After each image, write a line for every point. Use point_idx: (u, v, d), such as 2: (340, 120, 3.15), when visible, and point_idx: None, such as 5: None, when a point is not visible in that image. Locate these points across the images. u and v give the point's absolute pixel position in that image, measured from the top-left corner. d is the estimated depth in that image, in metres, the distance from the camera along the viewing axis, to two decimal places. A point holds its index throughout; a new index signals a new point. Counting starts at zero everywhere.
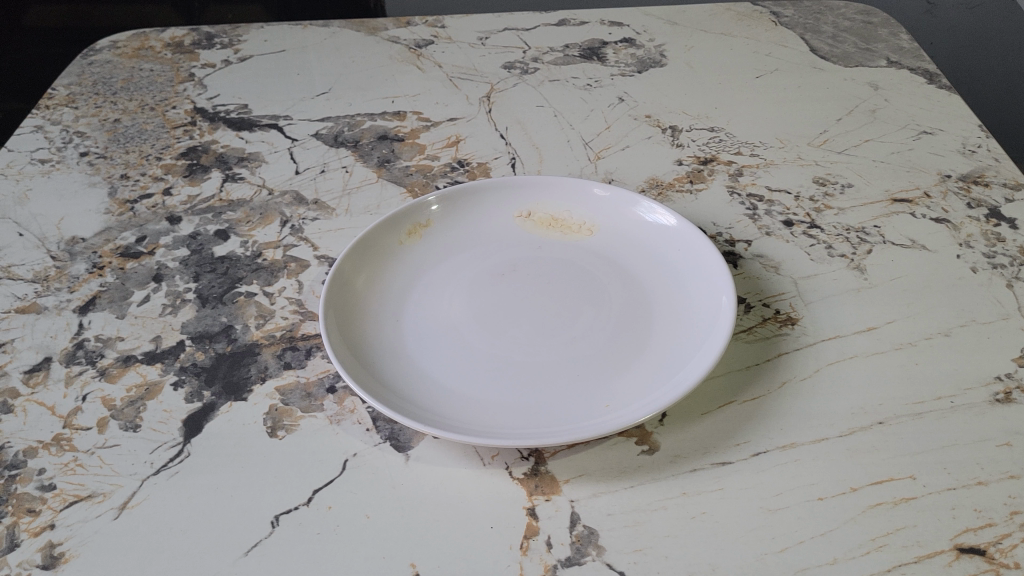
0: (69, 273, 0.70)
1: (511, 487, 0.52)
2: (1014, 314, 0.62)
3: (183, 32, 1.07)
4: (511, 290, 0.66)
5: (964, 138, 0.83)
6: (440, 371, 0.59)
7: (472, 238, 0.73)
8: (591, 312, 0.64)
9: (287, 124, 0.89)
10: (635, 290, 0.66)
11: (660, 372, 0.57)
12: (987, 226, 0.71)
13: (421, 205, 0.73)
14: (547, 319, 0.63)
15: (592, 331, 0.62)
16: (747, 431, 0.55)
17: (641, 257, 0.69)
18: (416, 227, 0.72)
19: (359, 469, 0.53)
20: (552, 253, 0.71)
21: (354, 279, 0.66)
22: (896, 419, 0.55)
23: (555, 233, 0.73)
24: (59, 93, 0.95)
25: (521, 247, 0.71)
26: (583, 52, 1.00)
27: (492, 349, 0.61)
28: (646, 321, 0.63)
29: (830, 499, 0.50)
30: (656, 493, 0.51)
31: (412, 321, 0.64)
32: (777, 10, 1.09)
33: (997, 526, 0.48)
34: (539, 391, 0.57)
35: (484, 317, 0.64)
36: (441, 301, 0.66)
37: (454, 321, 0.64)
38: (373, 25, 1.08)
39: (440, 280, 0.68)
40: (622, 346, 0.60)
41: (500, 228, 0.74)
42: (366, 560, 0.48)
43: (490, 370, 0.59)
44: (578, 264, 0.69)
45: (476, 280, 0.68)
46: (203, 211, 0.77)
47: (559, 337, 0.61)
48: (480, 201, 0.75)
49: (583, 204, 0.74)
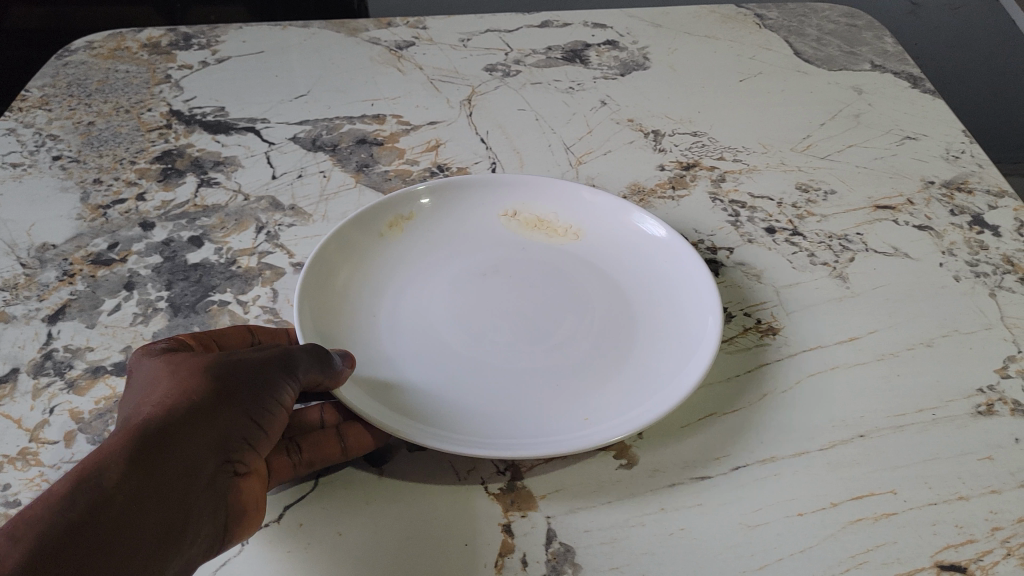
0: (38, 281, 0.69)
1: (486, 503, 0.51)
2: (997, 325, 0.62)
3: (160, 33, 1.06)
4: (494, 292, 0.66)
5: (948, 143, 0.83)
6: (421, 372, 0.58)
7: (456, 236, 0.72)
8: (573, 322, 0.63)
9: (265, 127, 0.87)
10: (619, 301, 0.65)
11: (641, 389, 0.56)
12: (970, 233, 0.71)
13: (408, 198, 0.72)
14: (530, 327, 0.62)
15: (574, 343, 0.61)
16: (726, 445, 0.54)
17: (625, 265, 0.68)
18: (398, 220, 0.71)
19: (332, 485, 0.52)
20: (536, 257, 0.70)
21: (335, 273, 0.64)
22: (878, 432, 0.54)
23: (540, 235, 0.72)
24: (32, 95, 0.93)
25: (505, 249, 0.71)
26: (566, 54, 0.99)
27: (473, 352, 0.60)
28: (629, 335, 0.61)
29: (810, 514, 0.49)
30: (634, 509, 0.50)
31: (393, 319, 0.63)
32: (761, 12, 1.08)
33: (978, 542, 0.48)
34: (520, 400, 0.56)
35: (465, 318, 0.63)
36: (422, 301, 0.65)
37: (436, 320, 0.63)
38: (354, 26, 1.06)
39: (424, 278, 0.67)
40: (605, 361, 0.59)
41: (485, 227, 0.73)
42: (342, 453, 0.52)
43: (471, 374, 0.58)
44: (562, 270, 0.68)
45: (460, 279, 0.67)
46: (177, 217, 0.76)
47: (540, 346, 0.60)
48: (467, 197, 0.74)
49: (570, 206, 0.73)
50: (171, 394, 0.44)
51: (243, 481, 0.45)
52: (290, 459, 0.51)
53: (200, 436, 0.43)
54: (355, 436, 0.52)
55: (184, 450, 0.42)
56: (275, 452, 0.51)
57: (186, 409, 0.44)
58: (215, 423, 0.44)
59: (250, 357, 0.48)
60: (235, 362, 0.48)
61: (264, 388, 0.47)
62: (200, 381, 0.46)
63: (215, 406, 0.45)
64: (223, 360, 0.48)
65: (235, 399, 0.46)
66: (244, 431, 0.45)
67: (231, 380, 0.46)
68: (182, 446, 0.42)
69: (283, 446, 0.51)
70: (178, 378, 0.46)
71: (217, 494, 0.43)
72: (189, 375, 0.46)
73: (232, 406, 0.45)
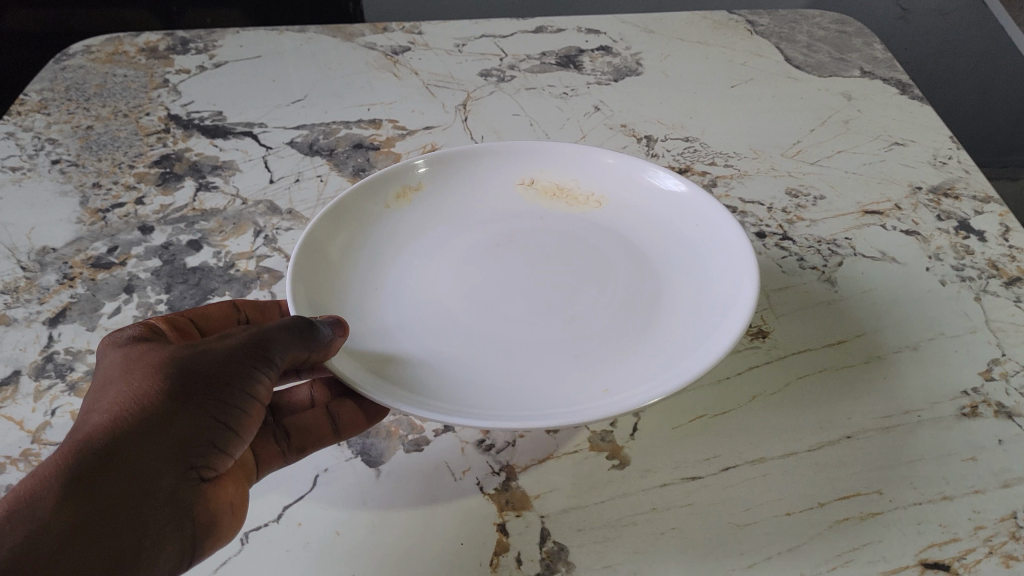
0: (39, 284, 0.69)
1: (482, 502, 0.52)
2: (982, 328, 0.63)
3: (158, 37, 1.06)
4: (509, 264, 0.66)
5: (936, 149, 0.84)
6: (419, 342, 0.58)
7: (470, 209, 0.73)
8: (592, 291, 0.63)
9: (262, 131, 0.88)
10: (644, 270, 0.65)
11: (664, 351, 0.55)
12: (956, 238, 0.72)
13: (411, 169, 0.72)
14: (546, 296, 0.63)
15: (593, 312, 0.61)
16: (717, 447, 0.55)
17: (651, 227, 0.69)
18: (406, 191, 0.72)
19: (330, 485, 0.53)
20: (557, 227, 0.71)
21: (335, 242, 0.64)
22: (865, 434, 0.55)
23: (561, 204, 0.73)
24: (30, 99, 0.94)
25: (525, 220, 0.72)
26: (560, 60, 1.01)
27: (487, 320, 0.60)
28: (653, 301, 0.61)
29: (799, 514, 0.50)
30: (626, 508, 0.52)
31: (404, 291, 0.64)
32: (753, 18, 1.09)
33: (961, 541, 0.49)
34: (536, 362, 0.56)
35: (476, 290, 0.64)
36: (434, 274, 0.66)
37: (451, 290, 0.64)
38: (350, 31, 1.07)
39: (437, 251, 0.68)
40: (626, 326, 0.59)
41: (502, 199, 0.74)
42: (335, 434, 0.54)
43: (487, 340, 0.58)
44: (583, 240, 0.69)
45: (470, 253, 0.68)
46: (175, 220, 0.77)
47: (557, 314, 0.61)
48: (481, 167, 0.74)
49: (589, 172, 0.73)
50: (122, 402, 0.44)
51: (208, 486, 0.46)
52: (281, 449, 0.53)
53: (152, 447, 0.44)
54: (346, 414, 0.54)
55: (136, 466, 0.43)
56: (265, 442, 0.53)
57: (140, 420, 0.44)
58: (171, 431, 0.44)
59: (212, 350, 0.48)
60: (195, 356, 0.47)
61: (226, 384, 0.46)
62: (154, 384, 0.45)
63: (171, 411, 0.45)
64: (180, 356, 0.47)
65: (193, 399, 0.45)
66: (201, 436, 0.45)
67: (186, 379, 0.46)
68: (133, 461, 0.43)
69: (272, 437, 0.53)
70: (131, 382, 0.45)
71: (174, 504, 0.44)
72: (143, 377, 0.45)
73: (187, 409, 0.45)
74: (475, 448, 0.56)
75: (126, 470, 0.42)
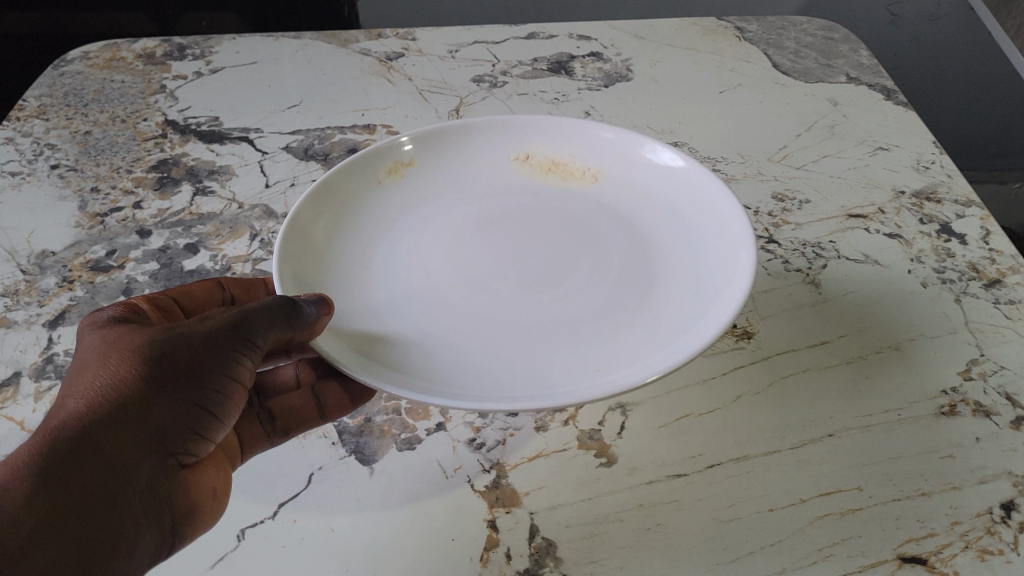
0: (39, 287, 0.71)
1: (473, 500, 0.54)
2: (962, 329, 0.65)
3: (154, 43, 1.08)
4: (502, 240, 0.68)
5: (919, 154, 0.86)
6: (410, 315, 0.59)
7: (465, 185, 0.74)
8: (587, 269, 0.64)
9: (258, 136, 0.90)
10: (642, 247, 0.66)
11: (660, 325, 0.56)
12: (938, 241, 0.74)
13: (400, 144, 0.73)
14: (541, 272, 0.64)
15: (588, 290, 0.61)
16: (702, 445, 0.57)
17: (647, 198, 0.70)
18: (397, 165, 0.73)
19: (324, 483, 0.55)
20: (552, 202, 0.73)
21: (323, 219, 0.65)
22: (847, 432, 0.57)
23: (557, 179, 0.74)
24: (29, 104, 0.95)
25: (521, 196, 0.74)
26: (552, 66, 1.02)
27: (480, 295, 0.62)
28: (650, 276, 0.62)
29: (781, 510, 0.52)
30: (614, 505, 0.53)
31: (396, 267, 0.65)
32: (742, 25, 1.11)
33: (939, 536, 0.50)
34: (530, 335, 0.57)
35: (469, 267, 0.65)
36: (427, 251, 0.67)
37: (445, 266, 0.65)
38: (345, 37, 1.09)
39: (429, 227, 0.70)
40: (623, 303, 0.60)
41: (498, 176, 0.75)
42: (321, 415, 0.57)
43: (480, 312, 0.60)
44: (578, 216, 0.71)
45: (464, 229, 0.70)
46: (173, 224, 0.78)
47: (552, 289, 0.62)
48: (474, 142, 0.76)
49: (585, 146, 0.74)
50: (101, 385, 0.45)
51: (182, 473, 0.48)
52: (267, 431, 0.56)
53: (128, 432, 0.45)
54: (331, 396, 0.57)
55: (111, 451, 0.44)
56: (252, 427, 0.56)
57: (118, 406, 0.45)
58: (149, 418, 0.46)
59: (192, 331, 0.49)
60: (176, 338, 0.48)
61: (205, 369, 0.48)
62: (133, 367, 0.46)
63: (149, 397, 0.46)
64: (159, 337, 0.48)
65: (171, 385, 0.47)
66: (178, 423, 0.47)
67: (166, 363, 0.47)
68: (109, 446, 0.44)
69: (258, 422, 0.56)
70: (110, 364, 0.46)
71: (149, 489, 0.46)
72: (121, 359, 0.46)
73: (165, 395, 0.46)
74: (466, 447, 0.57)
75: (103, 456, 0.44)
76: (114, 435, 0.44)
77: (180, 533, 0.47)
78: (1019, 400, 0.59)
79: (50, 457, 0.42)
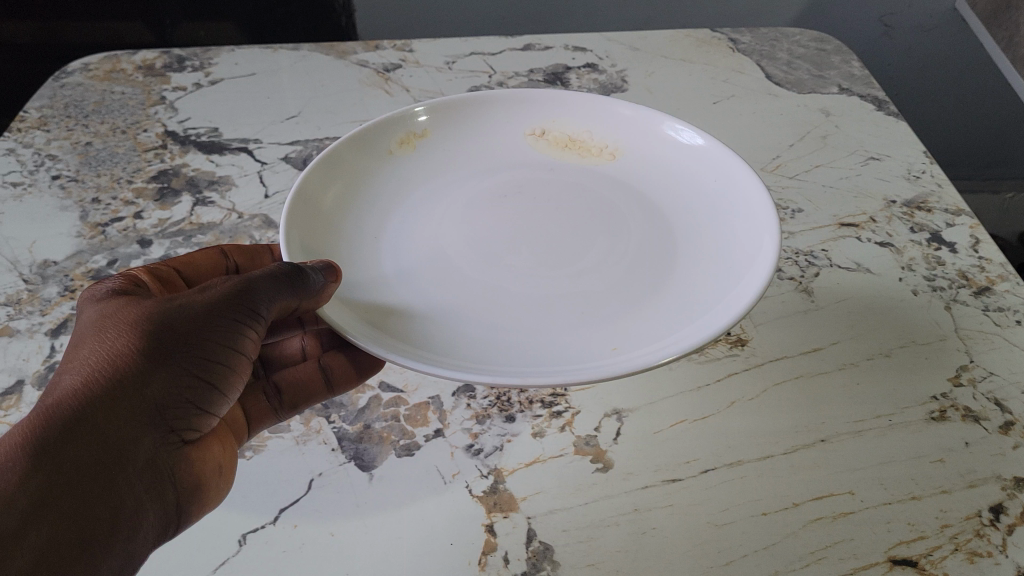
0: (41, 296, 0.71)
1: (470, 505, 0.54)
2: (952, 336, 0.66)
3: (154, 55, 1.09)
4: (516, 213, 0.69)
5: (910, 164, 0.87)
6: (422, 285, 0.60)
7: (479, 156, 0.76)
8: (603, 244, 0.65)
9: (257, 147, 0.91)
10: (658, 222, 0.67)
11: (678, 298, 0.57)
12: (929, 250, 0.75)
13: (415, 114, 0.75)
14: (557, 245, 0.65)
15: (605, 264, 0.62)
16: (697, 450, 0.57)
17: (669, 175, 0.70)
18: (410, 137, 0.75)
19: (324, 488, 0.56)
20: (567, 177, 0.74)
21: (334, 188, 0.66)
22: (838, 437, 0.58)
23: (573, 155, 0.76)
24: (30, 116, 0.96)
25: (535, 169, 0.75)
26: (548, 77, 1.03)
27: (496, 267, 0.63)
28: (667, 251, 0.63)
29: (774, 514, 0.53)
30: (610, 509, 0.54)
31: (407, 237, 0.66)
32: (735, 36, 1.12)
33: (929, 539, 0.51)
34: (549, 307, 0.58)
35: (482, 238, 0.66)
36: (439, 223, 0.68)
37: (458, 237, 0.66)
38: (342, 48, 1.10)
39: (442, 199, 0.71)
40: (637, 276, 0.61)
41: (515, 150, 0.77)
42: (328, 389, 0.59)
43: (496, 283, 0.61)
44: (593, 191, 0.72)
45: (476, 200, 0.71)
46: (173, 234, 0.79)
47: (570, 262, 0.63)
48: (492, 114, 0.77)
49: (604, 124, 0.76)
50: (101, 360, 0.46)
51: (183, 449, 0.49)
52: (272, 408, 0.58)
53: (130, 408, 0.46)
54: (337, 369, 0.59)
55: (111, 427, 0.45)
56: (259, 402, 0.58)
57: (116, 381, 0.46)
58: (147, 392, 0.47)
59: (191, 304, 0.49)
60: (174, 312, 0.49)
61: (204, 341, 0.49)
62: (130, 341, 0.47)
63: (147, 370, 0.47)
64: (156, 311, 0.49)
65: (170, 359, 0.48)
66: (175, 396, 0.48)
67: (164, 336, 0.48)
68: (110, 422, 0.45)
69: (265, 397, 0.59)
70: (106, 339, 0.47)
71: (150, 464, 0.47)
72: (118, 334, 0.47)
73: (163, 368, 0.47)
74: (464, 452, 0.58)
75: (100, 432, 0.44)
76: (111, 411, 0.45)
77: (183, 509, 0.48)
78: (1007, 405, 0.60)
79: (51, 434, 0.43)
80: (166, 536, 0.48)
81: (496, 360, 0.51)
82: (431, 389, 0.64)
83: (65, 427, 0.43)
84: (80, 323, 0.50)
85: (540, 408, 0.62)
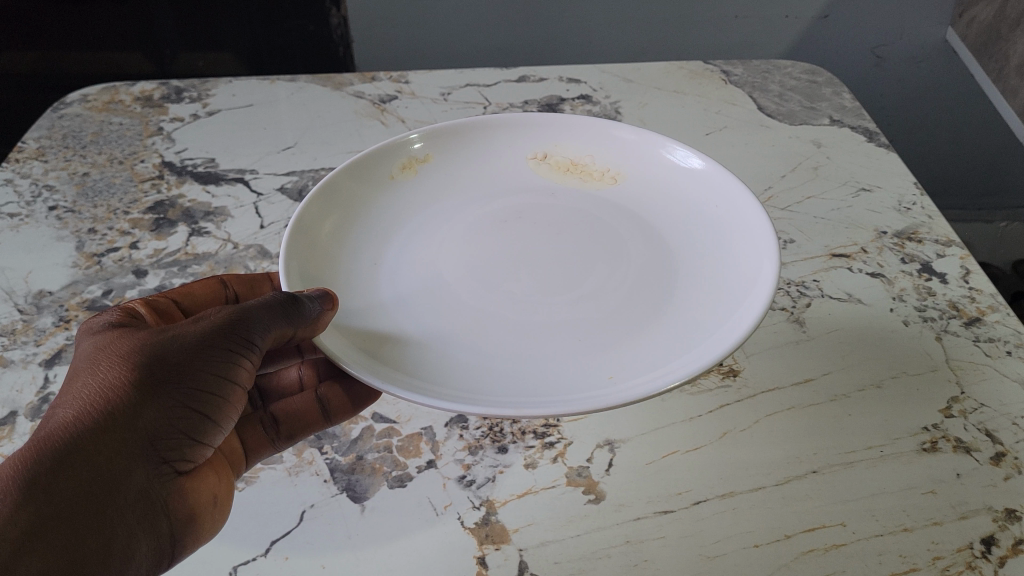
0: (35, 326, 0.72)
1: (463, 537, 0.54)
2: (943, 366, 0.66)
3: (152, 86, 1.10)
4: (516, 237, 0.70)
5: (901, 195, 0.88)
6: (420, 312, 0.61)
7: (481, 180, 0.77)
8: (602, 270, 0.65)
9: (253, 177, 0.91)
10: (658, 246, 0.67)
11: (677, 324, 0.57)
12: (919, 280, 0.75)
13: (416, 140, 0.76)
14: (558, 270, 0.66)
15: (605, 290, 0.63)
16: (689, 481, 0.57)
17: (671, 199, 0.71)
18: (411, 161, 0.75)
19: (315, 520, 0.56)
20: (568, 202, 0.74)
21: (334, 215, 0.67)
22: (830, 468, 0.58)
23: (575, 179, 0.76)
24: (29, 146, 0.97)
25: (537, 193, 0.75)
26: (542, 108, 1.04)
27: (497, 293, 0.63)
28: (667, 275, 0.63)
29: (765, 546, 0.53)
30: (601, 541, 0.54)
31: (407, 263, 0.67)
32: (727, 69, 1.13)
33: (920, 571, 0.51)
34: (548, 333, 0.58)
35: (482, 263, 0.67)
36: (439, 248, 0.69)
37: (457, 262, 0.67)
38: (339, 80, 1.11)
39: (443, 223, 0.72)
40: (635, 301, 0.61)
41: (518, 173, 0.77)
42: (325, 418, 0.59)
43: (495, 309, 0.61)
44: (594, 215, 0.72)
45: (477, 224, 0.72)
46: (168, 265, 0.79)
47: (570, 288, 0.63)
48: (494, 139, 0.78)
49: (606, 148, 0.77)
50: (93, 394, 0.46)
51: (178, 481, 0.49)
52: (271, 439, 0.58)
53: (122, 441, 0.46)
54: (334, 399, 0.60)
55: (102, 460, 0.45)
56: (256, 433, 0.58)
57: (107, 412, 0.46)
58: (138, 423, 0.47)
59: (184, 335, 0.50)
60: (168, 345, 0.49)
61: (197, 371, 0.49)
62: (121, 374, 0.47)
63: (139, 401, 0.47)
64: (148, 343, 0.49)
65: (162, 391, 0.48)
66: (169, 427, 0.48)
67: (156, 368, 0.48)
68: (101, 455, 0.45)
69: (262, 425, 0.59)
70: (98, 373, 0.47)
71: (142, 496, 0.47)
72: (110, 366, 0.47)
73: (155, 400, 0.47)
74: (457, 484, 0.58)
75: (91, 463, 0.45)
76: (103, 442, 0.45)
77: (178, 541, 0.48)
78: (998, 436, 0.60)
79: (40, 469, 0.43)
80: (160, 567, 0.48)
81: (493, 388, 0.51)
82: (424, 419, 0.64)
83: (54, 460, 0.44)
84: (76, 356, 0.50)
85: (533, 438, 0.62)
